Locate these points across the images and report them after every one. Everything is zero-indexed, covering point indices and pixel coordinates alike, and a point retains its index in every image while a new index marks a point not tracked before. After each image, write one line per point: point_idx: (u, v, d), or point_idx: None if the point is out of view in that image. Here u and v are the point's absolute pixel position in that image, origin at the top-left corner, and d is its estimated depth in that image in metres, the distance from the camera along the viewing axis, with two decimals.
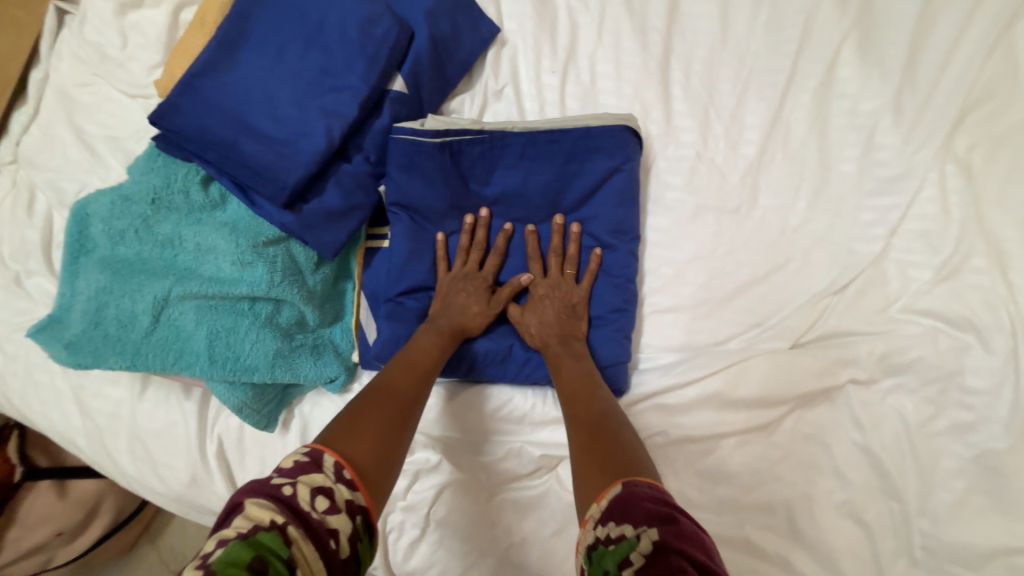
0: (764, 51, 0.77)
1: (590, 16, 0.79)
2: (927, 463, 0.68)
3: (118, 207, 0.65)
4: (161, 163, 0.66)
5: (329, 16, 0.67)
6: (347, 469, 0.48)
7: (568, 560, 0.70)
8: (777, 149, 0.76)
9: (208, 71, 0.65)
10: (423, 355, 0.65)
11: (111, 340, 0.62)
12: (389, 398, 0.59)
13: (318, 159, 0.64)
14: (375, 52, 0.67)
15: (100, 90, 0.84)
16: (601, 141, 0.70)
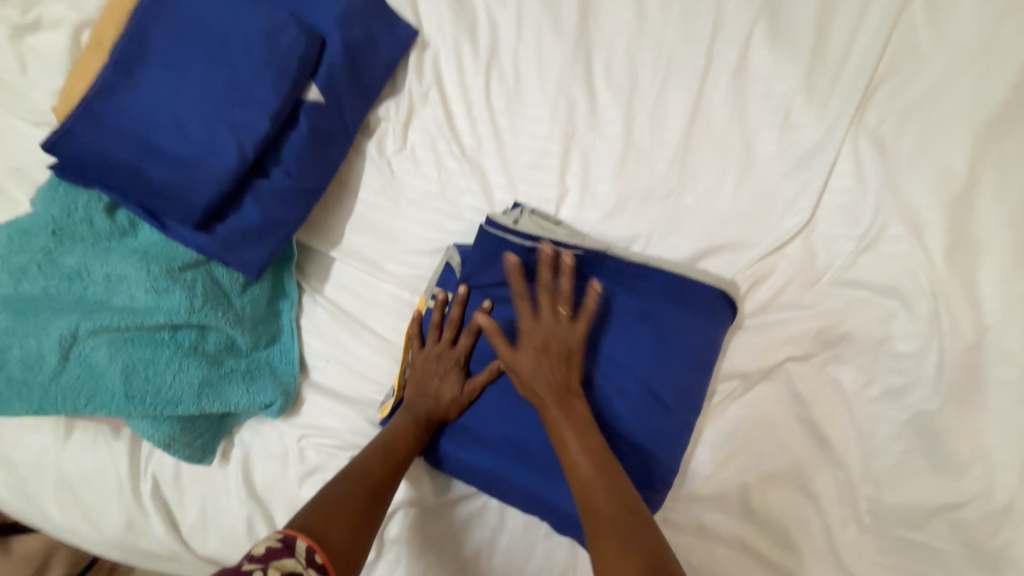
0: (682, 39, 0.77)
1: (509, 14, 0.79)
2: (865, 429, 0.69)
3: (16, 243, 0.61)
4: (63, 194, 0.63)
5: (232, 28, 0.65)
6: (318, 552, 0.49)
7: (528, 561, 0.70)
8: (701, 136, 0.77)
9: (105, 93, 0.62)
10: (401, 443, 0.64)
11: (16, 384, 0.59)
12: (362, 480, 0.59)
13: (230, 176, 0.62)
14: (283, 64, 0.65)
15: (0, 120, 0.79)
16: (691, 305, 0.68)
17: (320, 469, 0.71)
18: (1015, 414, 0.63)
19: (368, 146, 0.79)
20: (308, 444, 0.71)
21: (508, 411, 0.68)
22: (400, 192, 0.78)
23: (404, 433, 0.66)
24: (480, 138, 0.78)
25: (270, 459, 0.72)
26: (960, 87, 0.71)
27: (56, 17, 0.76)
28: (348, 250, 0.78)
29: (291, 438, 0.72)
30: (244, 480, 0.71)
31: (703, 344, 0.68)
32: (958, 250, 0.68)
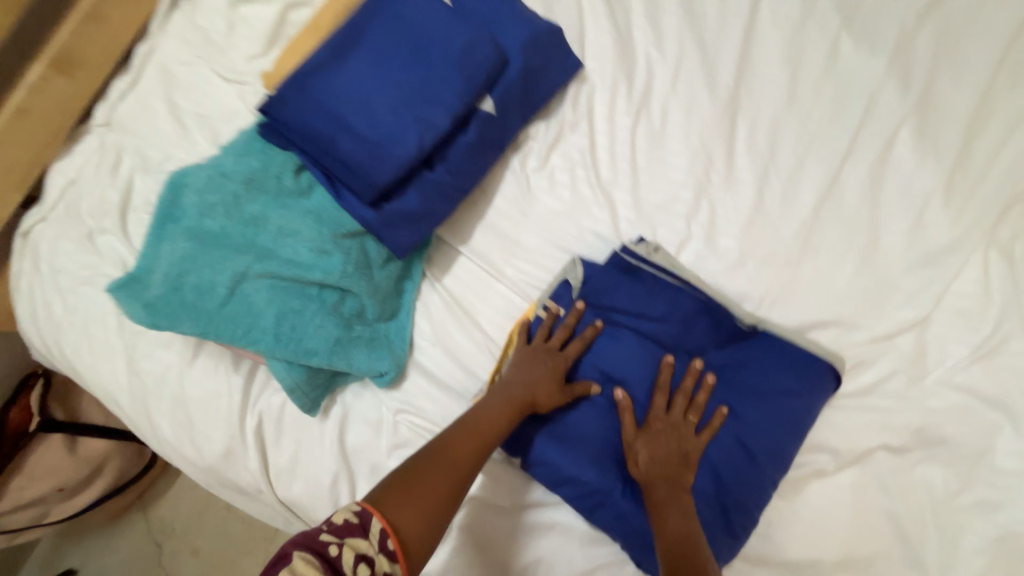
0: (828, 120, 0.81)
1: (666, 66, 0.85)
2: (950, 535, 0.69)
3: (214, 182, 0.68)
4: (260, 149, 0.71)
5: (435, 37, 0.72)
6: (389, 539, 0.52)
7: None
8: (830, 213, 0.79)
9: (318, 71, 0.70)
10: (488, 424, 0.65)
11: (187, 305, 0.65)
12: (448, 458, 0.61)
13: (407, 163, 0.68)
14: (472, 76, 0.72)
15: (197, 70, 0.88)
16: (800, 374, 0.68)
17: (409, 445, 0.74)
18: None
19: (512, 158, 0.85)
20: (403, 419, 0.75)
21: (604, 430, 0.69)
22: (531, 205, 0.83)
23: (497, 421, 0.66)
24: (618, 171, 0.82)
25: (365, 425, 0.76)
26: None
27: None
28: (475, 247, 0.83)
29: (388, 411, 0.76)
30: (338, 438, 0.75)
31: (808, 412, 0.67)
32: None
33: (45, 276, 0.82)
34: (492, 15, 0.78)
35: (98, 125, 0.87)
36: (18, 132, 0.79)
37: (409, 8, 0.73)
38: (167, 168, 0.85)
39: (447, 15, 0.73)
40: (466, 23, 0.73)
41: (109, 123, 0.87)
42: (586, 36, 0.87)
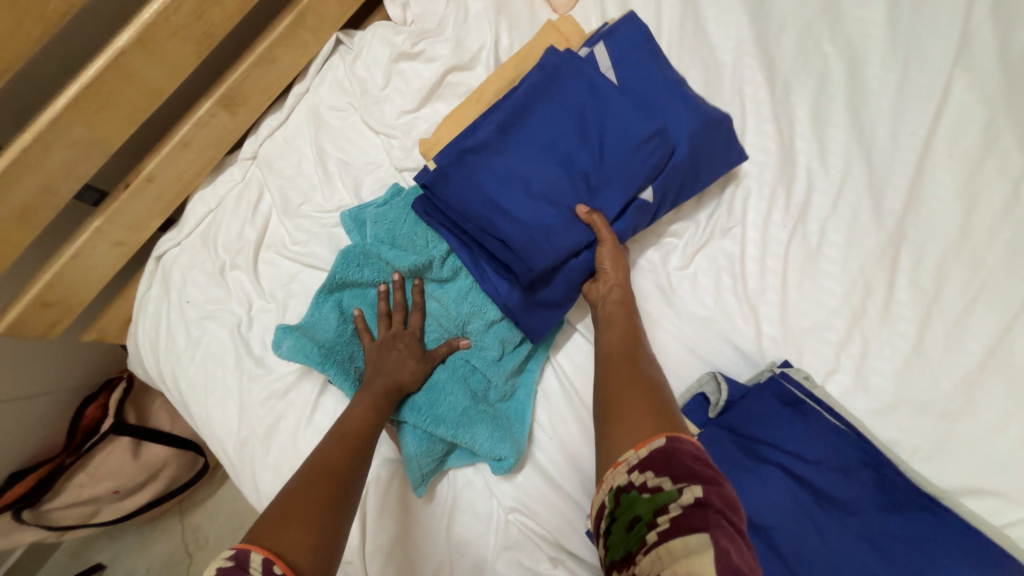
0: (1005, 267, 0.75)
1: (829, 183, 0.81)
2: None
3: (372, 256, 0.75)
4: (414, 226, 0.75)
5: (608, 126, 0.70)
6: (278, 564, 0.43)
7: None
8: (999, 368, 0.73)
9: (480, 147, 0.69)
10: (355, 421, 0.63)
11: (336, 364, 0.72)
12: (325, 472, 0.55)
13: (563, 252, 0.67)
14: (641, 172, 0.69)
15: (348, 119, 0.88)
16: (978, 560, 0.61)
17: (519, 548, 0.70)
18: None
19: (654, 254, 0.82)
20: (514, 519, 0.71)
21: None
22: (671, 307, 0.80)
23: (333, 443, 0.59)
24: (766, 286, 0.78)
25: (473, 515, 0.73)
26: None
27: (435, 56, 0.87)
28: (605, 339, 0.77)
29: (500, 507, 0.73)
30: (446, 523, 0.73)
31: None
32: None
33: (173, 304, 0.82)
34: (662, 105, 0.74)
35: (244, 158, 0.87)
36: (177, 162, 0.80)
37: (584, 90, 0.71)
38: (306, 212, 0.84)
39: (621, 101, 0.70)
40: (641, 114, 0.70)
41: (255, 159, 0.87)
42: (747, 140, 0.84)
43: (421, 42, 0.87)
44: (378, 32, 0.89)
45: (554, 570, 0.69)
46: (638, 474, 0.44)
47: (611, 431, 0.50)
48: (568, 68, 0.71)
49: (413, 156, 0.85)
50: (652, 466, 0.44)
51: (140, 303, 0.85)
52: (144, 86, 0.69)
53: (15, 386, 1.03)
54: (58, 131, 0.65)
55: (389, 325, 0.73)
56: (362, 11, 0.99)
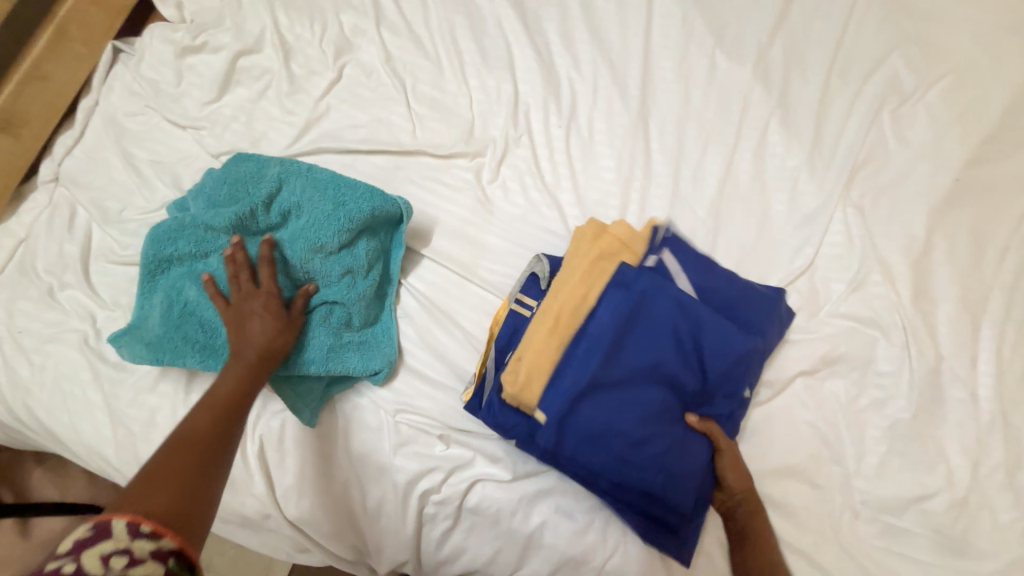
0: (718, 117, 1.00)
1: (586, 84, 1.01)
2: (857, 432, 0.88)
3: (201, 234, 0.80)
4: (228, 199, 0.81)
5: (740, 300, 0.82)
6: (146, 523, 0.50)
7: (514, 518, 0.80)
8: (730, 192, 0.98)
9: (579, 404, 0.73)
10: (226, 394, 0.66)
11: (189, 340, 0.76)
12: (193, 442, 0.60)
13: (697, 480, 0.74)
14: (750, 355, 0.77)
15: (149, 119, 0.91)
16: (756, 318, 0.81)
17: (412, 441, 0.81)
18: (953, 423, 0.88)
19: (467, 173, 0.95)
20: (403, 419, 0.81)
21: (613, 410, 0.73)
22: (493, 210, 0.93)
23: (204, 415, 0.63)
24: (559, 175, 0.96)
25: (366, 430, 0.81)
26: (915, 177, 1.00)
27: (220, 45, 0.94)
28: (439, 253, 0.90)
29: (388, 414, 0.82)
30: (344, 446, 0.80)
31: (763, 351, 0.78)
32: (921, 295, 0.93)
33: (4, 340, 0.80)
34: (734, 295, 0.82)
35: (46, 182, 0.87)
36: None
37: (671, 309, 0.77)
38: (128, 216, 0.86)
39: (709, 312, 0.77)
40: (738, 331, 0.77)
41: (58, 179, 0.87)
42: (515, 64, 1.00)
43: (202, 35, 0.94)
44: (157, 36, 0.93)
45: (447, 446, 0.81)
46: None
47: None
48: (651, 292, 0.78)
49: (225, 139, 0.90)
50: None
51: None
52: None
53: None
54: None
55: (237, 287, 0.76)
56: (137, 20, 1.01)
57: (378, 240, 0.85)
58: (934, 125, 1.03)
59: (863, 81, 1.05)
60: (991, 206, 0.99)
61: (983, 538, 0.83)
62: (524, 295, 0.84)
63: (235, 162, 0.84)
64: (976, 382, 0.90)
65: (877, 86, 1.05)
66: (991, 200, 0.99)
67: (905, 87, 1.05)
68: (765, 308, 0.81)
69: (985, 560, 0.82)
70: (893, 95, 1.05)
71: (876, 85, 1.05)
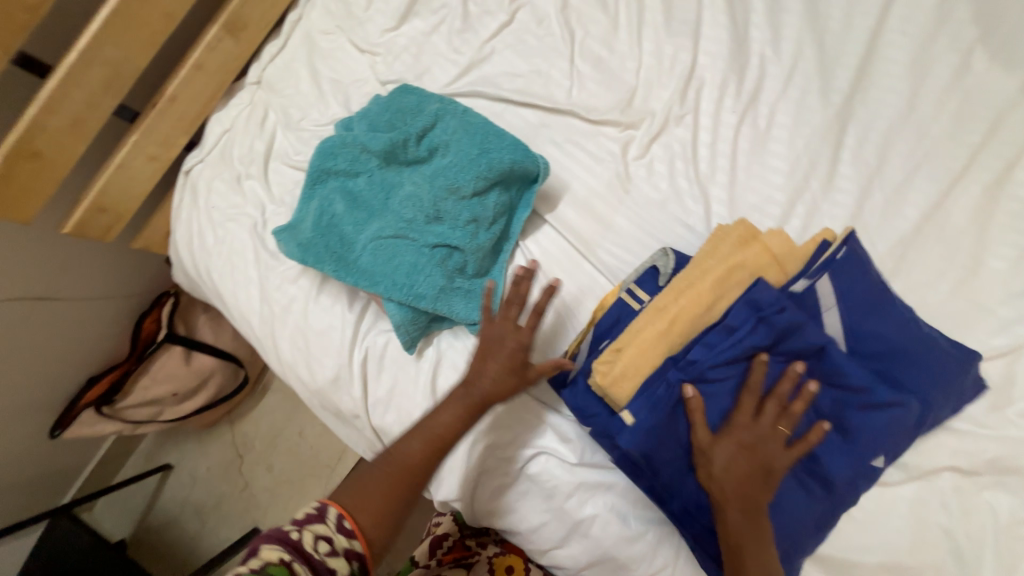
0: (948, 135, 0.79)
1: (780, 67, 0.86)
2: (1009, 562, 0.70)
3: (357, 153, 0.86)
4: (387, 125, 0.86)
5: (894, 359, 0.71)
6: (349, 521, 0.69)
7: (567, 499, 0.80)
8: (932, 231, 0.78)
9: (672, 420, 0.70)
10: (446, 431, 0.76)
11: (329, 248, 0.84)
12: (403, 471, 0.74)
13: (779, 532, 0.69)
14: (884, 425, 0.69)
15: (337, 40, 0.99)
16: (916, 388, 0.70)
17: None
18: None
19: (615, 145, 0.88)
20: None
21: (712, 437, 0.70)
22: (631, 190, 0.87)
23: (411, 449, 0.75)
24: (715, 167, 0.85)
25: (454, 371, 0.85)
26: None
27: None
28: (562, 221, 0.87)
29: None
30: (431, 379, 0.85)
31: (910, 417, 0.69)
32: None
33: (201, 210, 0.97)
34: (896, 349, 0.71)
35: (251, 83, 1.00)
36: (194, 85, 0.94)
37: (809, 349, 0.69)
38: (305, 126, 0.96)
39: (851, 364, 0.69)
40: (887, 396, 0.69)
41: (259, 83, 1.00)
42: (701, 31, 0.88)
43: None
44: None
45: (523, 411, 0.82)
46: None
47: None
48: (795, 324, 0.68)
49: (394, 68, 0.95)
50: None
51: (175, 212, 1.00)
52: (158, 9, 0.82)
53: (63, 288, 1.20)
54: (94, 50, 0.78)
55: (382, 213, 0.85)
56: None
57: (508, 196, 0.85)
58: None
59: None
60: None
61: None
62: (639, 288, 0.77)
63: (399, 92, 0.87)
64: None
65: None
66: None
67: None
68: (930, 383, 0.70)
69: None
70: None
71: None
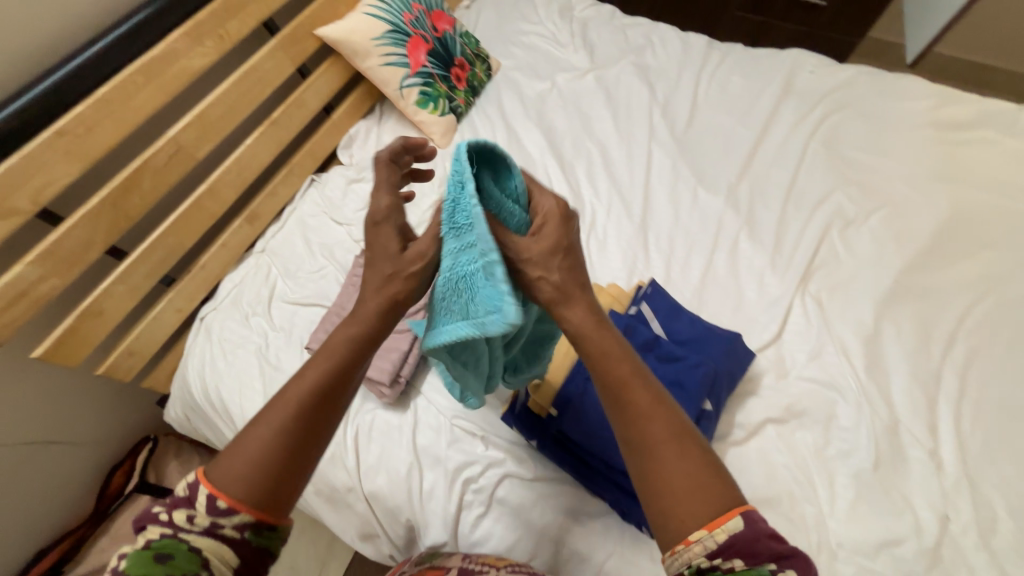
0: (701, 230, 1.39)
1: (603, 206, 1.46)
2: (827, 477, 1.05)
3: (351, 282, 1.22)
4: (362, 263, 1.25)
5: (706, 342, 1.05)
6: (222, 500, 0.58)
7: (530, 512, 1.02)
8: (710, 281, 1.31)
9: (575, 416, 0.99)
10: (317, 377, 0.65)
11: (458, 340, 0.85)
12: (284, 420, 0.62)
13: None
14: (710, 382, 0.99)
15: (322, 218, 1.44)
16: (729, 365, 1.03)
17: (462, 440, 1.09)
18: (916, 479, 1.03)
19: None
20: (457, 422, 1.11)
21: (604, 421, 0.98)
22: None
23: (281, 412, 0.62)
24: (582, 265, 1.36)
25: (428, 429, 1.12)
26: (863, 278, 1.29)
27: (372, 178, 1.51)
28: None
29: (447, 418, 1.12)
30: (412, 439, 1.10)
31: (725, 382, 1.01)
32: (873, 368, 1.16)
33: (213, 345, 1.24)
34: (700, 336, 1.06)
35: (257, 252, 1.39)
36: (218, 258, 1.32)
37: (647, 342, 1.03)
38: (301, 275, 1.34)
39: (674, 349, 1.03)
40: (703, 362, 0.99)
41: (264, 250, 1.39)
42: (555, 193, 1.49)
43: (362, 172, 1.52)
44: (337, 173, 1.53)
45: (486, 448, 1.08)
46: (713, 558, 0.55)
47: (676, 495, 0.58)
48: (631, 329, 1.03)
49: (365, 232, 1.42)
50: (736, 550, 0.55)
51: (188, 351, 1.26)
52: (207, 212, 1.21)
53: (64, 431, 1.22)
54: (160, 241, 1.14)
55: None
56: (324, 165, 1.65)
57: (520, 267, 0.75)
58: (877, 243, 1.35)
59: (814, 210, 1.42)
60: (930, 305, 1.25)
61: None
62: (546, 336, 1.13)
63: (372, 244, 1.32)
64: (933, 447, 1.06)
65: (827, 212, 1.41)
66: (930, 300, 1.25)
67: (848, 215, 1.40)
68: (735, 358, 1.04)
69: None
70: (839, 220, 1.40)
71: (825, 211, 1.41)
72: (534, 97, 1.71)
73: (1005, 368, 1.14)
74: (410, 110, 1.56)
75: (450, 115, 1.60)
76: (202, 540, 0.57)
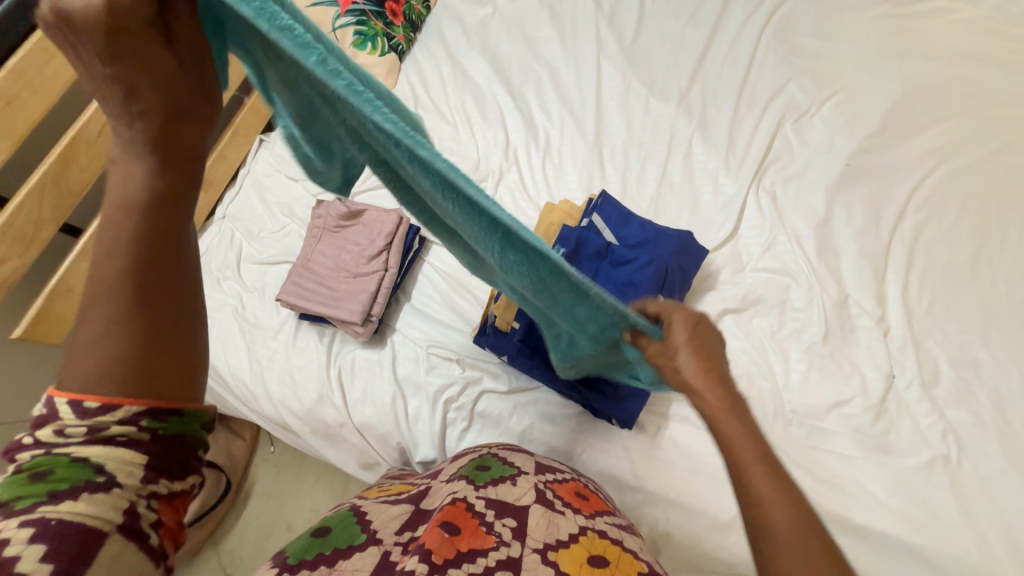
0: (654, 141, 1.39)
1: (556, 127, 1.45)
2: (781, 355, 1.12)
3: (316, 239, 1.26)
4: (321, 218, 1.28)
5: (655, 244, 1.09)
6: (91, 401, 0.50)
7: (510, 420, 1.10)
8: (666, 190, 1.33)
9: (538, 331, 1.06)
10: (159, 223, 0.54)
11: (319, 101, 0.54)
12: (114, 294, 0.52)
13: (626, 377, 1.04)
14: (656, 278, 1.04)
15: (276, 177, 1.43)
16: (679, 262, 1.08)
17: (439, 366, 1.16)
18: (864, 346, 1.10)
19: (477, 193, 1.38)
20: (433, 350, 1.17)
21: None
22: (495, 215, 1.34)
23: (107, 304, 0.51)
24: (540, 189, 1.37)
25: (407, 360, 1.18)
26: (816, 166, 1.30)
27: None
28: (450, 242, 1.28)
29: (423, 348, 1.18)
30: (393, 371, 1.17)
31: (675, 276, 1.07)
32: (823, 250, 1.20)
33: None
34: (649, 239, 1.10)
35: (218, 220, 1.40)
36: None
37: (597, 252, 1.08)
38: (265, 235, 1.35)
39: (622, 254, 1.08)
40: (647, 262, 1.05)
41: (224, 217, 1.40)
42: (507, 121, 1.48)
43: None
44: None
45: (463, 369, 1.15)
46: None
47: None
48: (581, 241, 1.08)
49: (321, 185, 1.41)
50: None
51: None
52: None
53: None
54: None
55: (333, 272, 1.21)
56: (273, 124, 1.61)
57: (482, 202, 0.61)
58: (830, 129, 1.34)
59: (767, 104, 1.40)
60: (881, 184, 1.27)
61: (902, 437, 1.01)
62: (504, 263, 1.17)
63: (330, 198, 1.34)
64: (880, 315, 1.12)
65: (779, 105, 1.39)
66: (881, 179, 1.27)
67: (802, 105, 1.38)
68: (685, 255, 1.09)
69: (906, 453, 1.00)
70: (792, 111, 1.38)
71: (778, 104, 1.39)
72: (476, 24, 1.63)
73: (952, 235, 1.18)
74: (349, 53, 1.54)
75: (391, 54, 1.56)
76: (88, 448, 0.50)
